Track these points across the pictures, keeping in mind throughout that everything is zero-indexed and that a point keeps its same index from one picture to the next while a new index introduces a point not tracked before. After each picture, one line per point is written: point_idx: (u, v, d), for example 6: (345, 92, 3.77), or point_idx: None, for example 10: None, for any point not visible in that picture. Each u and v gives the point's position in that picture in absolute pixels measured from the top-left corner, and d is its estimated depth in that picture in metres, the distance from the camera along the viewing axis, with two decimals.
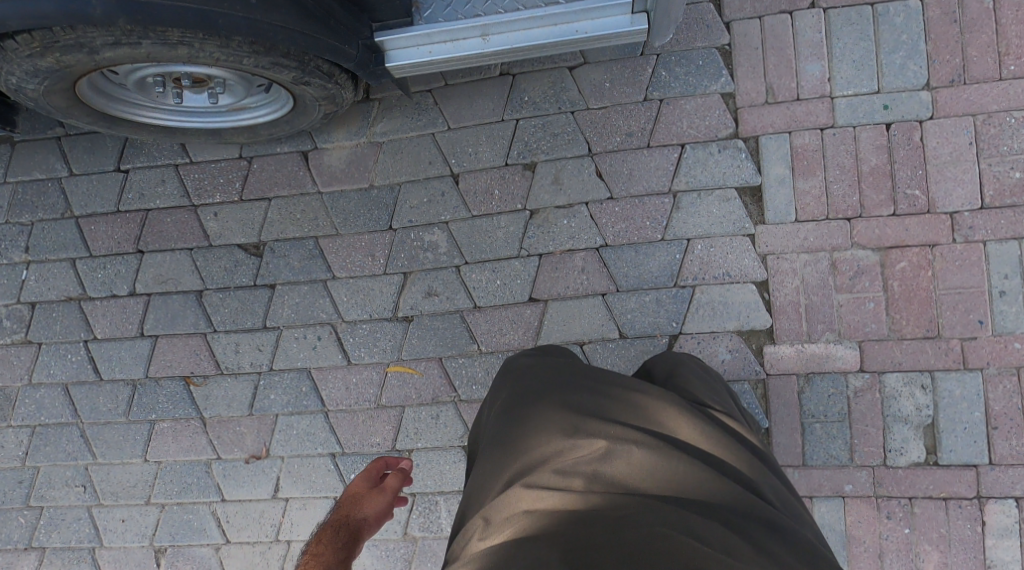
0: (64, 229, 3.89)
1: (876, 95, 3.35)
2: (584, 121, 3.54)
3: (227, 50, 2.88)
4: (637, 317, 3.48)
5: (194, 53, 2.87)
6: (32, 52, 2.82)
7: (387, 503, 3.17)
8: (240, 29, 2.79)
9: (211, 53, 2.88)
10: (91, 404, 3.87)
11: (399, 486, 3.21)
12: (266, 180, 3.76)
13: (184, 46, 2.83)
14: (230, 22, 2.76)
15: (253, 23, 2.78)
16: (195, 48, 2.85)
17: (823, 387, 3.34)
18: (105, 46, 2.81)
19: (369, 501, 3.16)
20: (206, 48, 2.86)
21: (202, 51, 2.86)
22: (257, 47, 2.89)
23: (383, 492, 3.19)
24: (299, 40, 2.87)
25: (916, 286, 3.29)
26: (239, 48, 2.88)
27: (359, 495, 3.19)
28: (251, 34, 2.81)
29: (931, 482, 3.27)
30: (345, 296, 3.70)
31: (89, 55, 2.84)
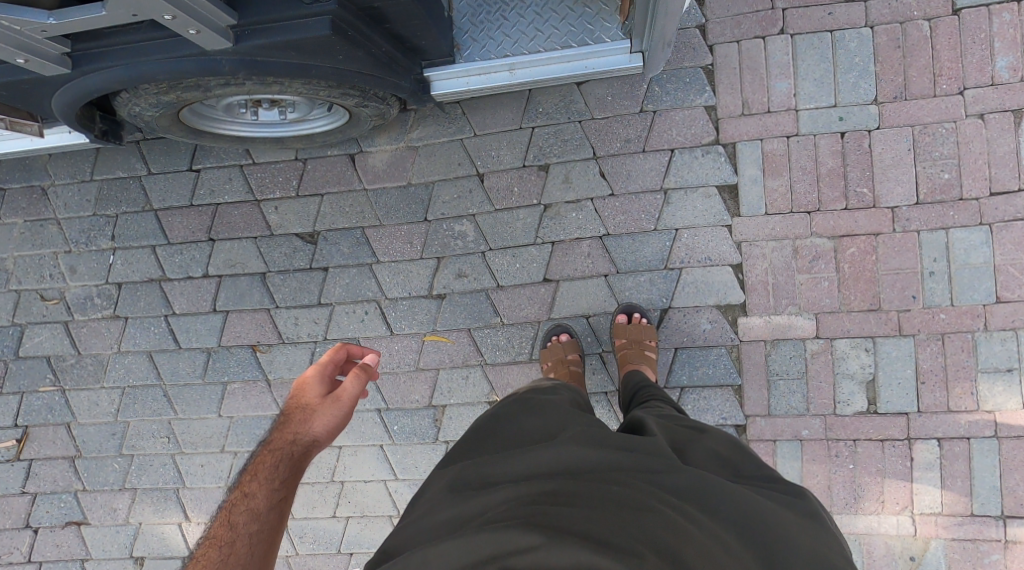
0: (145, 220, 4.56)
1: (833, 109, 4.02)
2: (589, 130, 4.21)
3: (309, 86, 3.49)
4: (634, 294, 4.19)
5: (283, 89, 3.49)
6: (159, 91, 3.44)
7: (341, 412, 3.54)
8: (328, 76, 3.41)
9: (296, 88, 3.50)
10: (172, 368, 4.59)
11: (352, 396, 3.55)
12: (319, 179, 4.44)
13: (276, 84, 3.45)
14: (321, 71, 3.38)
15: (339, 72, 3.41)
16: (285, 85, 3.47)
17: (786, 350, 4.06)
18: (218, 87, 3.43)
19: (320, 412, 3.54)
20: (293, 85, 3.48)
21: (290, 87, 3.48)
22: (331, 83, 3.52)
23: (336, 403, 3.54)
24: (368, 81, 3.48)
25: (863, 267, 4.00)
26: (319, 85, 3.50)
27: (313, 405, 3.55)
28: (335, 79, 3.43)
29: (871, 427, 4.00)
30: (388, 277, 4.41)
31: (204, 92, 3.46)
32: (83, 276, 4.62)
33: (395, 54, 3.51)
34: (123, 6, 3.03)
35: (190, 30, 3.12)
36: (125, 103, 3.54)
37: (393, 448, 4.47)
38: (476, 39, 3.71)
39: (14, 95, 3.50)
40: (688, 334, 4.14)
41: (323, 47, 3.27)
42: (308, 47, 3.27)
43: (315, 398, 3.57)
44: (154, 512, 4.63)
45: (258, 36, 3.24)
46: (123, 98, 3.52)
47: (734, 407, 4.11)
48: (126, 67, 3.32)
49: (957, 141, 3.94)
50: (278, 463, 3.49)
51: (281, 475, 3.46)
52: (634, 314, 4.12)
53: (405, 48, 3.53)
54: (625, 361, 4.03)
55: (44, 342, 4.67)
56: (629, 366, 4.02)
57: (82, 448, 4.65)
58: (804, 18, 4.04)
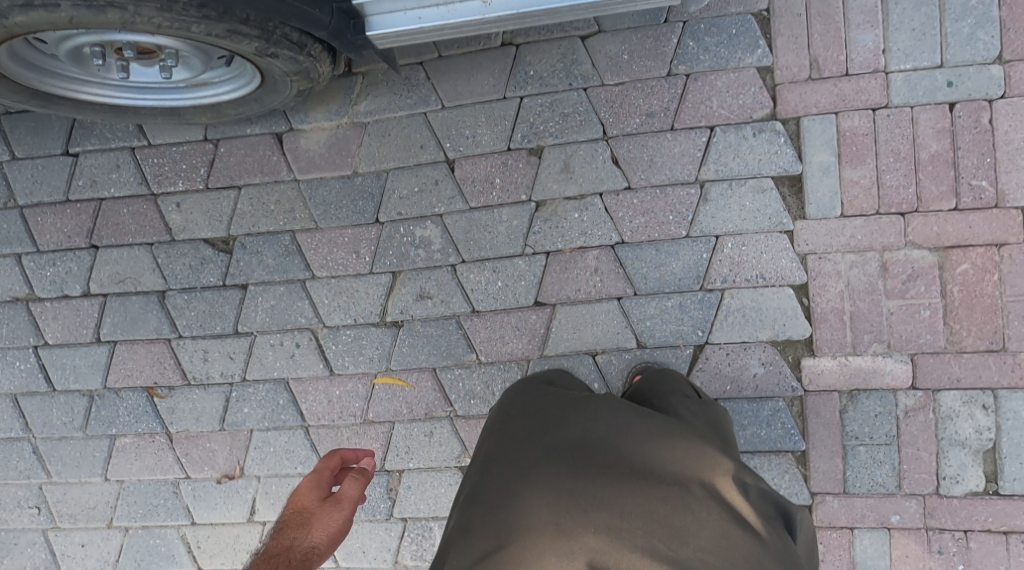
0: (7, 221, 3.43)
1: (938, 70, 2.89)
2: (598, 99, 3.08)
3: (170, 14, 2.47)
4: (657, 324, 3.06)
5: (129, 19, 2.46)
6: None
7: (348, 515, 2.54)
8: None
9: (151, 18, 2.47)
10: (43, 417, 3.46)
11: (359, 495, 2.58)
12: (235, 166, 3.31)
13: (115, 9, 2.43)
14: None
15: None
16: (130, 12, 2.44)
17: (869, 406, 2.93)
18: (14, 8, 2.45)
19: (323, 515, 2.51)
20: (144, 11, 2.45)
21: (139, 15, 2.45)
22: (206, 11, 2.49)
23: (342, 502, 2.55)
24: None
25: (979, 292, 2.87)
26: (185, 12, 2.47)
27: (311, 507, 2.53)
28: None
29: (990, 513, 2.88)
30: (326, 298, 3.29)
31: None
32: None
33: None
34: None
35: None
36: None
37: None
38: None
39: None
40: (732, 382, 3.01)
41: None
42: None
43: (311, 500, 2.55)
44: None
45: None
46: None
47: (796, 482, 2.98)
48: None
49: None
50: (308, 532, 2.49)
51: None
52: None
53: None
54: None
55: None
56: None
57: None
58: None
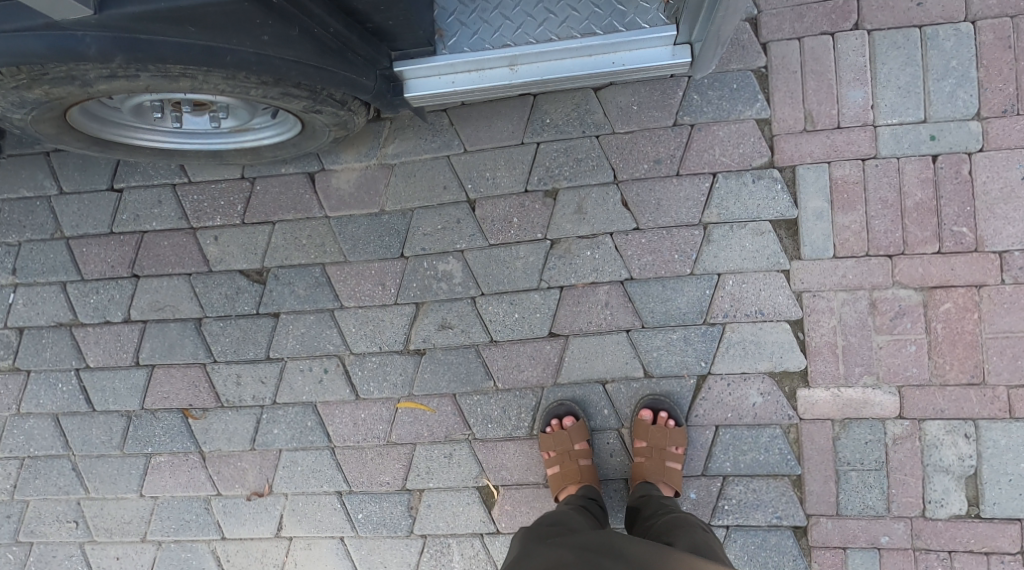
0: (54, 251, 3.66)
1: (922, 125, 3.15)
2: (609, 146, 3.33)
3: (232, 81, 2.72)
4: (663, 355, 3.30)
5: (197, 85, 2.71)
6: (18, 83, 2.67)
7: None
8: (250, 66, 2.65)
9: (216, 85, 2.72)
10: (83, 436, 3.67)
11: None
12: (270, 203, 3.55)
13: (186, 78, 2.68)
14: (237, 58, 2.61)
15: (264, 58, 2.64)
16: (199, 80, 2.69)
17: (860, 433, 3.17)
18: (99, 79, 2.66)
19: None
20: (211, 79, 2.70)
21: (206, 83, 2.71)
22: (264, 78, 2.74)
23: None
24: (310, 73, 2.74)
25: (962, 329, 3.12)
26: (246, 80, 2.73)
27: None
28: (263, 69, 2.67)
29: (971, 535, 3.11)
30: (354, 327, 3.52)
31: (82, 87, 2.69)
32: None
33: (347, 36, 2.75)
34: None
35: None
36: None
37: (356, 541, 3.56)
38: (465, 23, 2.90)
39: None
40: (733, 409, 3.24)
41: (233, 20, 2.54)
42: (214, 19, 2.53)
43: None
44: None
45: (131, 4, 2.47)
46: None
47: (791, 504, 3.21)
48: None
49: None
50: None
51: None
52: (661, 412, 3.24)
53: (362, 29, 2.77)
54: (642, 472, 3.23)
55: None
56: (643, 480, 3.23)
57: None
58: (885, 9, 3.18)
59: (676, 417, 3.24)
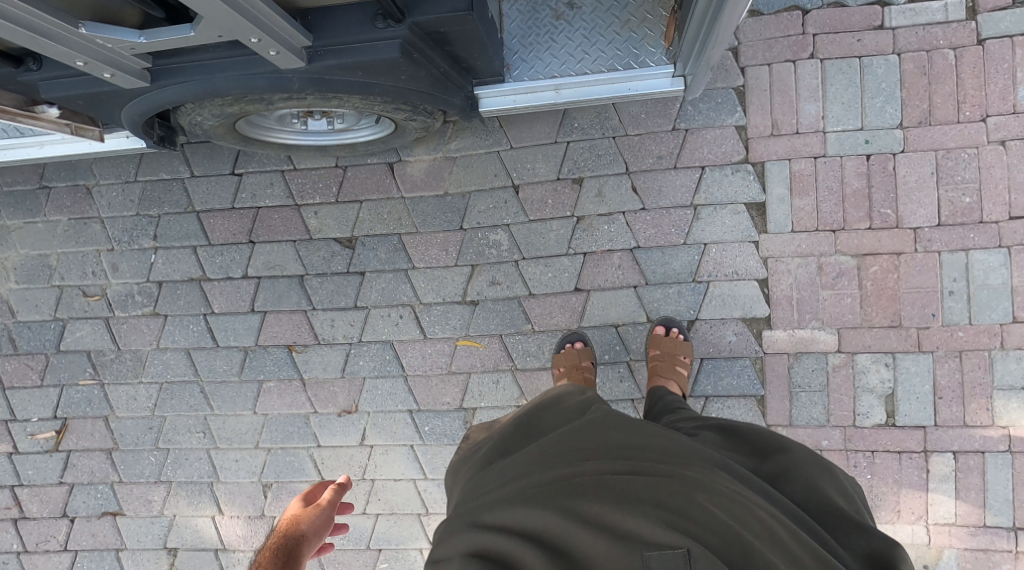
0: (187, 222, 4.70)
1: (860, 132, 4.18)
2: (623, 145, 4.36)
3: (366, 102, 3.70)
4: (662, 304, 4.34)
5: (343, 103, 3.70)
6: (224, 103, 3.64)
7: (326, 516, 3.91)
8: (388, 95, 3.62)
9: (354, 103, 3.70)
10: (209, 365, 4.72)
11: (335, 498, 3.97)
12: (358, 186, 4.58)
13: (337, 99, 3.67)
14: (382, 89, 3.59)
15: (399, 90, 3.61)
16: (346, 99, 3.67)
17: (808, 363, 4.21)
18: (281, 100, 3.65)
19: (309, 516, 3.88)
20: (353, 100, 3.68)
21: (349, 102, 3.68)
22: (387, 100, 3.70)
23: (321, 507, 3.93)
24: (425, 99, 3.69)
25: (885, 285, 4.15)
26: (374, 101, 3.71)
27: (297, 513, 3.92)
28: (394, 96, 3.64)
29: (889, 438, 4.16)
30: (423, 283, 4.55)
31: (268, 104, 3.69)
32: (124, 274, 4.76)
33: (454, 73, 3.72)
34: (211, 26, 3.22)
35: (271, 51, 3.33)
36: (187, 112, 3.72)
37: (424, 448, 4.62)
38: (526, 60, 3.96)
39: (88, 105, 3.66)
40: (714, 345, 4.29)
41: (389, 69, 3.48)
42: (376, 68, 3.48)
43: (301, 509, 3.97)
44: (188, 505, 4.76)
45: (331, 57, 3.45)
46: (187, 108, 3.70)
47: (757, 417, 4.26)
48: (198, 83, 3.51)
49: (979, 166, 4.11)
50: (272, 558, 3.67)
51: (284, 553, 3.68)
52: (672, 329, 4.25)
53: (462, 68, 3.76)
54: (656, 372, 4.16)
55: (84, 337, 4.79)
56: None
57: (119, 441, 4.78)
58: (834, 44, 4.20)
59: None
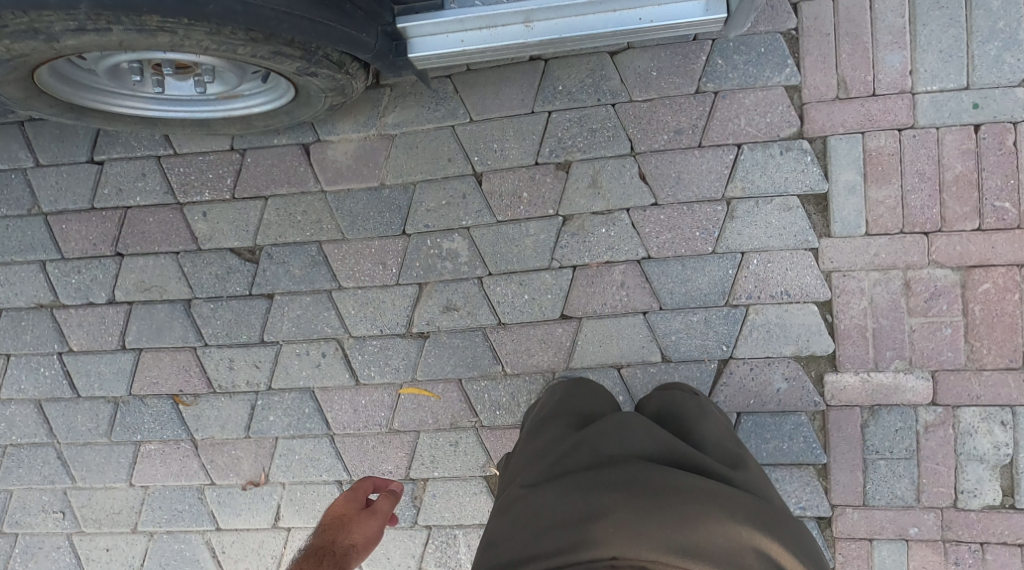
0: (31, 227, 3.44)
1: (965, 92, 2.95)
2: (627, 115, 3.11)
3: (218, 37, 2.58)
4: (682, 339, 3.11)
5: (178, 41, 2.57)
6: None
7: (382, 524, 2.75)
8: (236, 15, 2.52)
9: (200, 41, 2.58)
10: (68, 423, 3.48)
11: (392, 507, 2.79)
12: (262, 177, 3.33)
13: (165, 32, 2.53)
14: (222, 7, 2.49)
15: (252, 8, 2.51)
16: (181, 35, 2.54)
17: (890, 421, 3.00)
18: (66, 32, 2.52)
19: (359, 524, 2.72)
20: (193, 35, 2.56)
21: (189, 39, 2.56)
22: (254, 35, 2.60)
23: (376, 513, 2.76)
24: (304, 27, 2.60)
25: (1001, 310, 2.94)
26: (232, 34, 2.58)
27: (348, 514, 2.75)
28: (250, 19, 2.53)
29: (1006, 526, 2.95)
30: (353, 308, 3.31)
31: (49, 41, 2.56)
32: None
33: None
34: None
35: None
36: None
37: None
38: None
39: None
40: (755, 396, 3.07)
41: None
42: None
43: (351, 508, 2.78)
44: None
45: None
46: None
47: (816, 495, 3.05)
48: None
49: None
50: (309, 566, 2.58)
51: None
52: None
53: None
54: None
55: None
56: None
57: None
58: None
59: None
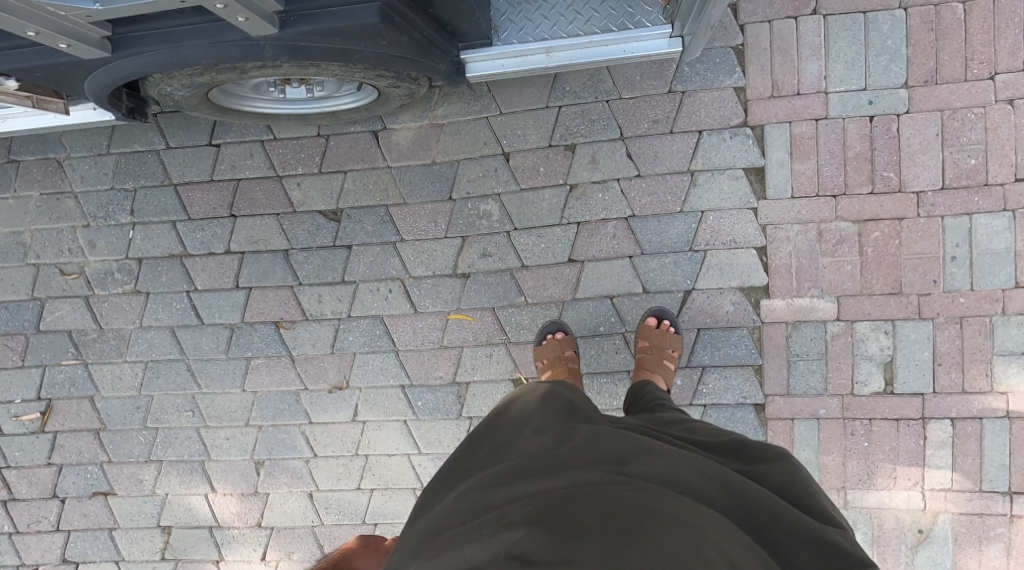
0: (164, 195, 4.52)
1: (863, 92, 4.05)
2: (617, 110, 4.20)
3: (346, 69, 3.60)
4: (658, 275, 4.23)
5: (320, 72, 3.59)
6: (196, 73, 3.53)
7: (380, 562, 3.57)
8: (368, 61, 3.53)
9: (333, 71, 3.60)
10: (195, 343, 4.60)
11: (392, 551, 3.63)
12: (342, 156, 4.41)
13: (314, 67, 3.55)
14: (362, 56, 3.50)
15: (379, 56, 3.52)
16: (323, 68, 3.57)
17: (807, 332, 4.15)
18: (255, 69, 3.52)
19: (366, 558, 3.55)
20: (330, 68, 3.58)
21: (327, 70, 3.58)
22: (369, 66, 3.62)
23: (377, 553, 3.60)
24: (410, 65, 3.61)
25: (886, 251, 4.07)
26: (352, 69, 3.60)
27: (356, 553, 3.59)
28: (375, 63, 3.55)
29: (887, 406, 4.12)
30: (412, 255, 4.42)
31: (241, 74, 3.55)
32: (102, 251, 4.59)
33: (437, 37, 3.63)
34: None
35: (239, 17, 3.21)
36: (160, 85, 3.63)
37: (417, 423, 4.54)
38: (514, 21, 3.82)
39: (47, 77, 3.57)
40: (711, 316, 4.21)
41: (368, 35, 3.39)
42: (354, 33, 3.39)
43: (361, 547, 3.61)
44: (180, 484, 4.69)
45: (303, 24, 3.34)
46: (157, 79, 3.60)
47: (754, 386, 4.21)
48: (162, 51, 3.40)
49: (986, 126, 4.00)
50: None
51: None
52: (664, 321, 4.17)
53: (445, 31, 3.67)
54: (642, 365, 4.12)
55: (65, 316, 4.65)
56: (643, 370, 4.12)
57: (106, 421, 4.68)
58: None
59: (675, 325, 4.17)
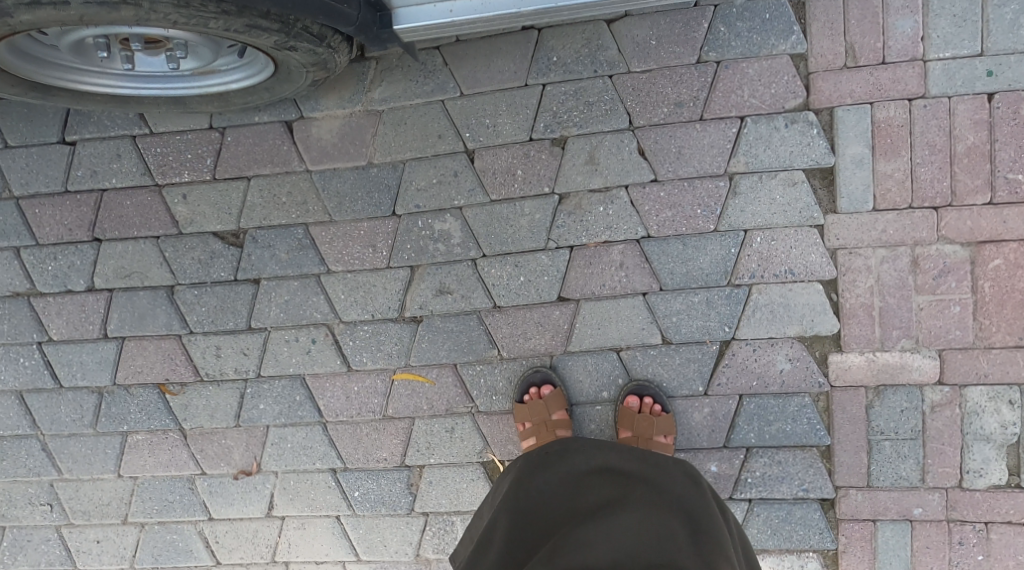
0: (2, 213, 3.29)
1: (978, 59, 2.83)
2: (625, 88, 2.98)
3: (186, 9, 2.52)
4: (683, 320, 3.01)
5: (144, 14, 2.52)
6: None
7: None
8: None
9: (166, 14, 2.52)
10: (51, 414, 3.37)
11: None
12: (244, 156, 3.19)
13: (129, 5, 2.48)
14: None
15: None
16: (145, 8, 2.49)
17: (896, 401, 2.94)
18: (21, 7, 2.49)
19: None
20: (159, 7, 2.50)
21: (154, 11, 2.51)
22: (225, 7, 2.54)
23: None
24: None
25: (1011, 287, 2.87)
26: (202, 8, 2.53)
27: None
28: None
29: (1010, 505, 2.92)
30: (342, 292, 3.20)
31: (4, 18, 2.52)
32: None
33: None
34: None
35: None
36: None
37: (353, 521, 3.31)
38: None
39: None
40: (758, 377, 2.99)
41: None
42: None
43: None
44: None
45: None
46: None
47: (820, 476, 2.99)
48: None
49: None
50: None
51: None
52: (646, 398, 3.01)
53: None
54: None
55: None
56: None
57: None
58: None
59: (660, 403, 3.01)
